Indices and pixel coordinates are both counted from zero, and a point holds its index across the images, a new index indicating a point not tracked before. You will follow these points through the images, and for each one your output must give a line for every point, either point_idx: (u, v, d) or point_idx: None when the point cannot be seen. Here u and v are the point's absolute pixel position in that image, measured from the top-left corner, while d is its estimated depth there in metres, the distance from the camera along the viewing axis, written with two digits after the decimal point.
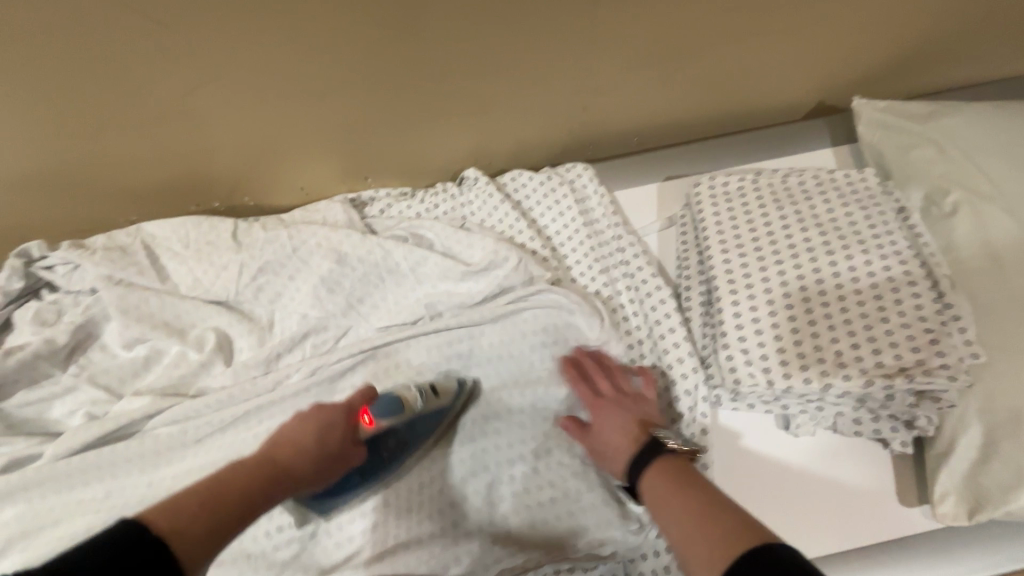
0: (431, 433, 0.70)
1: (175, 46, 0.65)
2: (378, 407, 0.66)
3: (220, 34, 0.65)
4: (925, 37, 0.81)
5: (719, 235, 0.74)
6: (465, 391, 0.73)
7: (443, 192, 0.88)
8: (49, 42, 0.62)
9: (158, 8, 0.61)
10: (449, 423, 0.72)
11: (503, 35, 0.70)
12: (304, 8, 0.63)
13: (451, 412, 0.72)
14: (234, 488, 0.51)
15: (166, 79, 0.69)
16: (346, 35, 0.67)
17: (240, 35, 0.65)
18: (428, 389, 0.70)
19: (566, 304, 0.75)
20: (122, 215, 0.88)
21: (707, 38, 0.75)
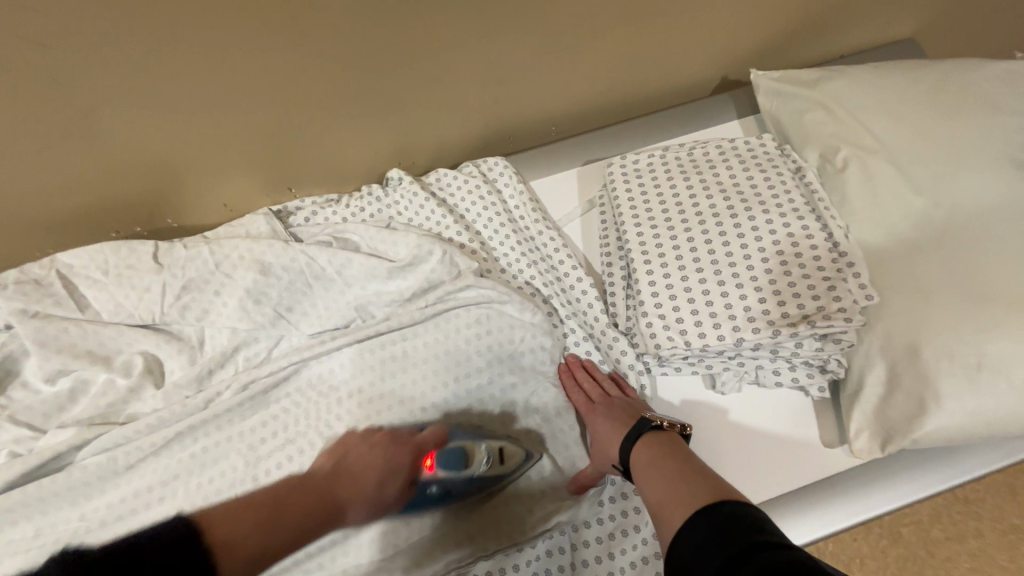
0: (471, 495, 0.68)
1: (62, 67, 0.63)
2: (443, 459, 0.66)
3: (108, 52, 0.63)
4: (808, 8, 0.86)
5: (632, 209, 0.77)
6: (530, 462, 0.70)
7: (368, 194, 0.88)
8: None
9: (38, 32, 0.59)
10: (504, 485, 0.69)
11: (407, 35, 0.71)
12: (196, 21, 0.63)
13: (515, 475, 0.69)
14: (291, 510, 0.66)
15: (59, 104, 0.67)
16: (244, 45, 0.67)
17: (132, 52, 0.64)
18: (495, 451, 0.68)
19: (494, 293, 0.76)
20: (37, 247, 0.86)
21: (606, 24, 0.78)
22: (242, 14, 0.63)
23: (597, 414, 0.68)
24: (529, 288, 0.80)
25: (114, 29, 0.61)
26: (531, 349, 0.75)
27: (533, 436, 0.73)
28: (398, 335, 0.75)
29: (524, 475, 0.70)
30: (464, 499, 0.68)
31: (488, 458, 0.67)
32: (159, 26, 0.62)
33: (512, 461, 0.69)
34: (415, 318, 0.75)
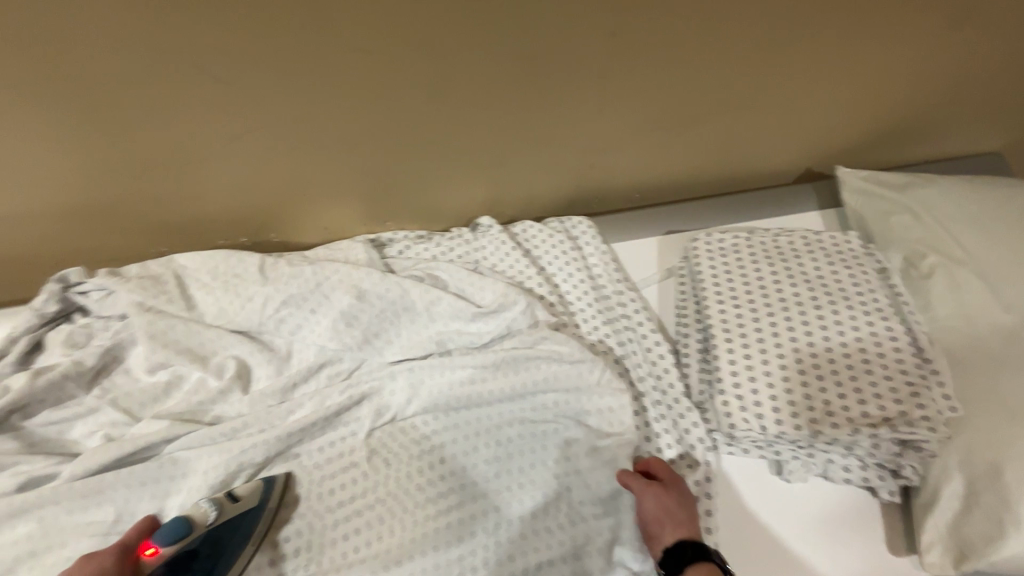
0: (242, 544, 0.67)
1: (232, 96, 0.73)
2: (161, 535, 0.62)
3: (274, 87, 0.72)
4: (897, 117, 0.90)
5: (715, 287, 0.79)
6: (271, 480, 0.71)
7: (458, 237, 0.93)
8: (124, 88, 0.70)
9: (223, 67, 0.69)
10: (266, 515, 0.69)
11: (527, 97, 0.79)
12: (354, 69, 0.72)
13: (266, 501, 0.70)
14: None
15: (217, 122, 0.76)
16: (387, 92, 0.75)
17: (293, 90, 0.73)
18: (223, 499, 0.67)
19: (569, 357, 0.80)
20: (153, 245, 0.94)
21: (703, 105, 0.84)
22: (393, 62, 0.71)
23: (669, 494, 0.69)
24: (602, 346, 0.83)
25: (286, 65, 0.70)
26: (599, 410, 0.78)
27: (592, 495, 0.73)
28: (474, 376, 0.78)
29: (274, 489, 0.71)
30: (234, 552, 0.66)
31: (218, 501, 0.66)
32: (323, 70, 0.71)
33: (245, 490, 0.69)
34: (495, 364, 0.79)
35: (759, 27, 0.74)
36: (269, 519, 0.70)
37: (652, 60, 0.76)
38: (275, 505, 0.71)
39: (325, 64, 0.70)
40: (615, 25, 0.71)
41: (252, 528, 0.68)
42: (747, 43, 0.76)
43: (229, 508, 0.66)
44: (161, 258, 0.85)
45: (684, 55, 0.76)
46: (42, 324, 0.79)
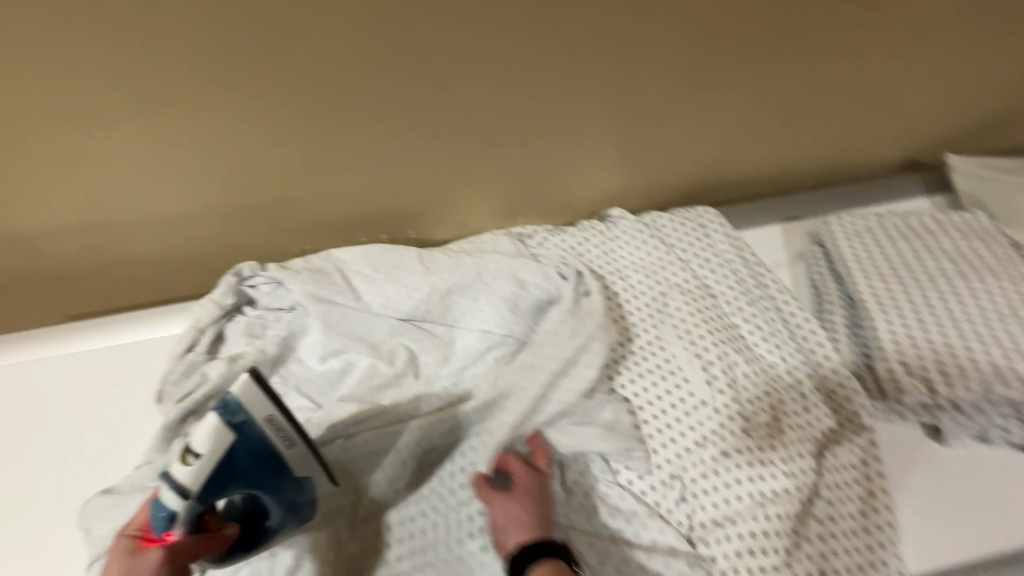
0: (276, 453, 0.59)
1: (421, 96, 0.79)
2: (156, 523, 0.54)
3: (461, 83, 0.78)
4: (996, 109, 0.98)
5: (860, 265, 0.84)
6: (231, 400, 0.55)
7: (592, 228, 0.97)
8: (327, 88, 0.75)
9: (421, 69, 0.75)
10: (267, 428, 0.57)
11: (676, 92, 0.86)
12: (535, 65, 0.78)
13: (259, 427, 0.56)
14: None
15: (399, 115, 0.80)
16: (555, 85, 0.82)
17: (476, 86, 0.79)
18: (174, 489, 0.53)
19: (723, 334, 0.84)
20: (299, 243, 0.98)
21: (829, 99, 0.91)
22: (571, 55, 0.78)
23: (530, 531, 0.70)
24: (750, 325, 0.86)
25: (479, 64, 0.76)
26: (759, 383, 0.80)
27: (769, 464, 0.74)
28: (636, 357, 0.83)
29: (255, 403, 0.56)
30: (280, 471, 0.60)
31: (177, 478, 0.54)
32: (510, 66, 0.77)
33: (191, 470, 0.53)
34: (658, 349, 0.83)
35: (902, 13, 0.81)
36: (274, 423, 0.57)
37: (800, 46, 0.83)
38: (268, 413, 0.57)
39: (515, 55, 0.76)
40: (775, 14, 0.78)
41: (270, 447, 0.58)
42: (888, 28, 0.82)
43: (191, 474, 0.54)
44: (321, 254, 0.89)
45: (827, 43, 0.83)
46: (220, 315, 0.82)
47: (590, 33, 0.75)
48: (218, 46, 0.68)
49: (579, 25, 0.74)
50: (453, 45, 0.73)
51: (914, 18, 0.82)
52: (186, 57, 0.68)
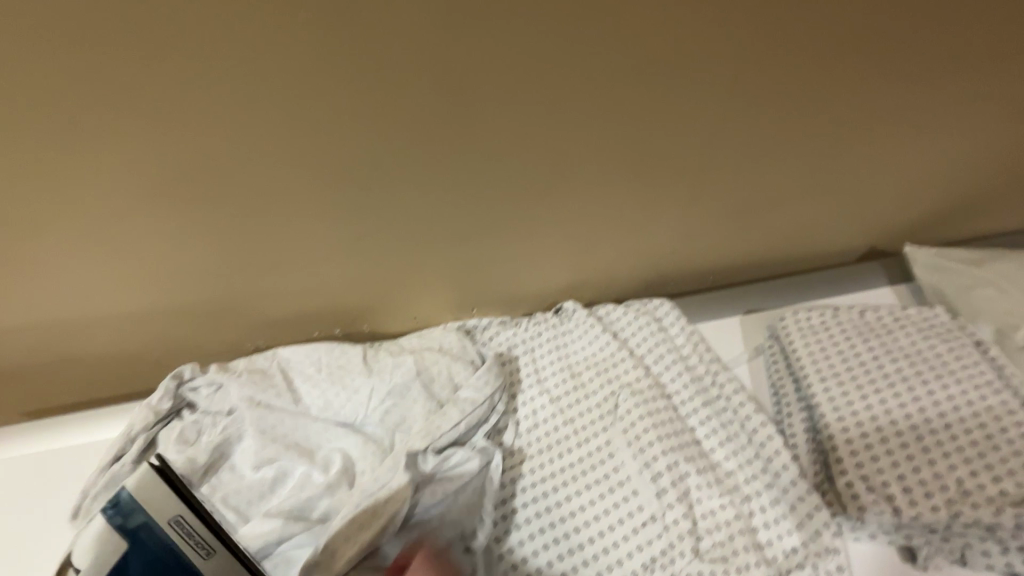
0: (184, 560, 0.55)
1: (363, 201, 0.80)
2: None
3: (402, 187, 0.79)
4: (949, 199, 0.98)
5: (815, 365, 0.81)
6: (123, 499, 0.55)
7: (545, 321, 0.96)
8: (268, 197, 0.77)
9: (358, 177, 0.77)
10: (170, 530, 0.55)
11: (620, 190, 0.87)
12: (474, 172, 0.79)
13: (160, 529, 0.55)
14: None
15: (344, 221, 0.82)
16: (496, 189, 0.83)
17: (416, 190, 0.80)
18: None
19: (673, 441, 0.79)
20: (252, 338, 0.97)
21: (776, 196, 0.92)
22: (508, 160, 0.79)
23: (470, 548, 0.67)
24: (705, 428, 0.82)
25: (416, 170, 0.77)
26: (712, 496, 0.75)
27: None
28: (582, 467, 0.79)
29: (154, 502, 0.55)
30: None
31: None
32: (449, 172, 0.79)
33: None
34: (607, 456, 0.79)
35: (840, 117, 0.82)
36: (180, 527, 0.55)
37: (741, 150, 0.84)
38: (173, 513, 0.55)
39: (455, 166, 0.78)
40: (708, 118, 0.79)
41: (177, 550, 0.55)
42: (828, 131, 0.84)
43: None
44: (266, 353, 0.89)
45: (772, 139, 0.83)
46: (155, 420, 0.81)
47: (528, 144, 0.77)
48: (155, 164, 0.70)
49: (516, 137, 0.76)
50: (392, 159, 0.75)
51: (853, 121, 0.83)
52: (129, 174, 0.70)
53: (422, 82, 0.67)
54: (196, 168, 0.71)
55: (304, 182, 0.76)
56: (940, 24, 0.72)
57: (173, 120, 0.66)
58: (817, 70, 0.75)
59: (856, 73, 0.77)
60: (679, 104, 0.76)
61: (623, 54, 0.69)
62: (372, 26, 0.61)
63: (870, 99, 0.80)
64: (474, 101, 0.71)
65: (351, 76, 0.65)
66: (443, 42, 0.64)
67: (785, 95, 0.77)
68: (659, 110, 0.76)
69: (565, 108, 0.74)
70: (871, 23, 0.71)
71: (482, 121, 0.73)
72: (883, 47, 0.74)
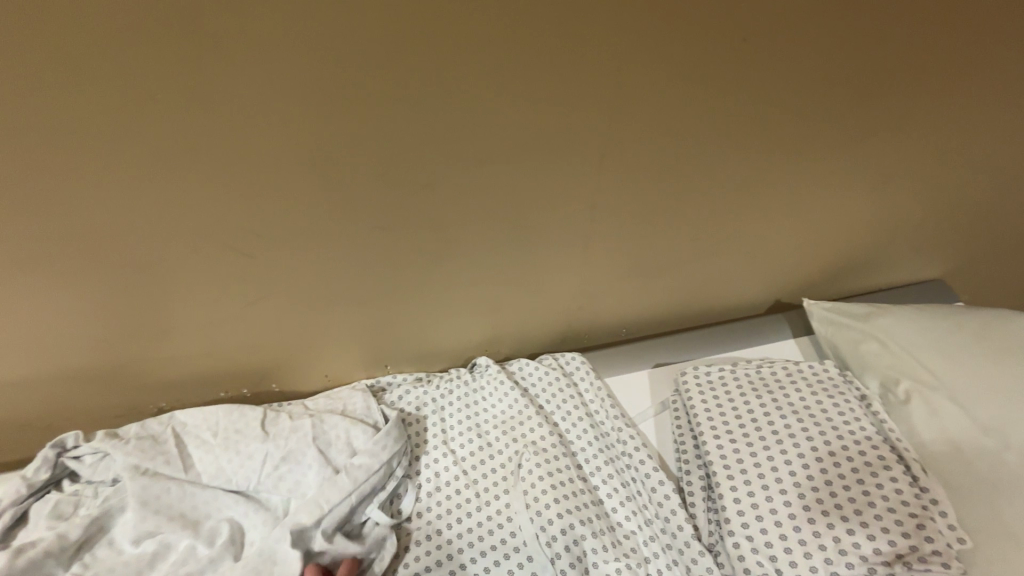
0: None
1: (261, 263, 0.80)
2: None
3: (301, 249, 0.80)
4: (840, 254, 1.04)
5: (710, 422, 0.82)
6: None
7: (457, 377, 0.96)
8: (161, 261, 0.76)
9: (255, 242, 0.77)
10: None
11: (524, 249, 0.89)
12: (375, 234, 0.81)
13: None
14: None
15: (243, 282, 0.82)
16: (399, 252, 0.84)
17: (315, 252, 0.81)
18: None
19: (571, 502, 0.79)
20: (154, 401, 0.94)
21: (676, 253, 0.95)
22: (407, 223, 0.81)
23: None
24: (606, 487, 0.82)
25: (313, 233, 0.79)
26: (607, 561, 0.74)
27: None
28: (480, 531, 0.78)
29: None
30: None
31: None
32: (348, 234, 0.80)
33: None
34: (505, 520, 0.78)
35: (727, 180, 0.87)
36: None
37: (636, 211, 0.88)
38: None
39: (353, 227, 0.79)
40: (599, 181, 0.82)
41: None
42: (717, 193, 0.88)
43: None
44: (161, 417, 0.86)
45: (665, 201, 0.87)
46: (30, 492, 0.77)
47: (424, 206, 0.79)
48: (37, 230, 0.69)
49: (413, 199, 0.78)
50: (287, 221, 0.76)
51: (739, 184, 0.88)
52: (9, 241, 0.69)
53: (309, 150, 0.69)
54: (84, 230, 0.71)
55: (196, 244, 0.76)
56: (804, 96, 0.79)
57: (50, 184, 0.65)
58: (698, 138, 0.80)
59: (733, 142, 0.82)
60: (571, 169, 0.80)
61: (506, 124, 0.72)
62: (253, 98, 0.63)
63: (752, 163, 0.85)
64: (369, 167, 0.73)
65: (237, 144, 0.67)
66: (326, 113, 0.66)
67: (670, 160, 0.82)
68: (551, 175, 0.80)
69: (459, 175, 0.77)
70: (739, 95, 0.77)
71: (376, 185, 0.75)
72: (757, 117, 0.80)
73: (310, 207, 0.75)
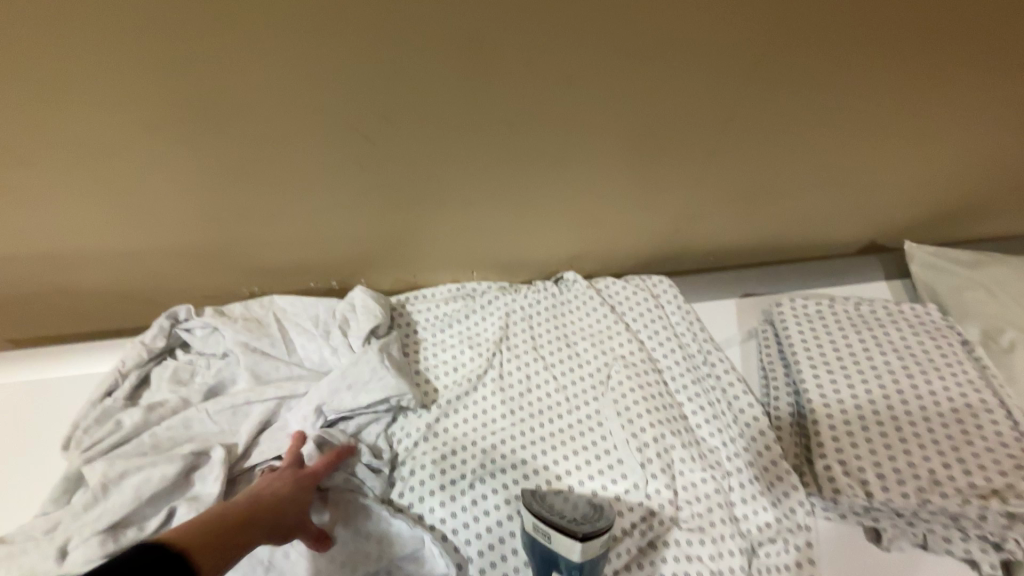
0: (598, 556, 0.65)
1: (371, 156, 0.77)
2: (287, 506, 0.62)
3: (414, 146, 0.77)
4: (957, 200, 0.98)
5: (807, 352, 0.82)
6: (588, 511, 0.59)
7: (544, 288, 0.96)
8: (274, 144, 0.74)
9: (370, 129, 0.73)
10: None
11: (637, 166, 0.84)
12: (492, 135, 0.77)
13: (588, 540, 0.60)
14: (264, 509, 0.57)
15: (351, 174, 0.79)
16: (512, 156, 0.80)
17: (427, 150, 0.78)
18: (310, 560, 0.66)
19: (661, 415, 0.81)
20: (248, 283, 0.96)
21: (788, 183, 0.90)
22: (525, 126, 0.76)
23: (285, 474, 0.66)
24: (692, 404, 0.84)
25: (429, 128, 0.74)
26: (694, 469, 0.78)
27: (693, 554, 0.72)
28: (571, 433, 0.80)
29: None
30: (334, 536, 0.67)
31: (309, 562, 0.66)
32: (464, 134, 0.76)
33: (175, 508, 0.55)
34: (596, 425, 0.81)
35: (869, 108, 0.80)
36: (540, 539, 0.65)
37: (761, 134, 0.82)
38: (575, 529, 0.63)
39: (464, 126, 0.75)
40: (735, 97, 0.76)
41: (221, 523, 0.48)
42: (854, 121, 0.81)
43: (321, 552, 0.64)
44: (263, 300, 0.88)
45: (797, 126, 0.81)
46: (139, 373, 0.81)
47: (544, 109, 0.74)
48: (156, 98, 0.67)
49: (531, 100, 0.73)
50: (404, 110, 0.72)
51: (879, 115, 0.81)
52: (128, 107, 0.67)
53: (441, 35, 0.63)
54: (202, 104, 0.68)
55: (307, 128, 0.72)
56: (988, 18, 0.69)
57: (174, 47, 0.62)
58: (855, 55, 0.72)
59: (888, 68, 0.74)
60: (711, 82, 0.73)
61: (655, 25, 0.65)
62: None
63: (905, 91, 0.78)
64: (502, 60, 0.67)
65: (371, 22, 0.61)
66: None
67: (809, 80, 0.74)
68: (686, 87, 0.73)
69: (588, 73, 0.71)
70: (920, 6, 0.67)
71: (494, 81, 0.69)
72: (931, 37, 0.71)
73: (423, 96, 0.70)
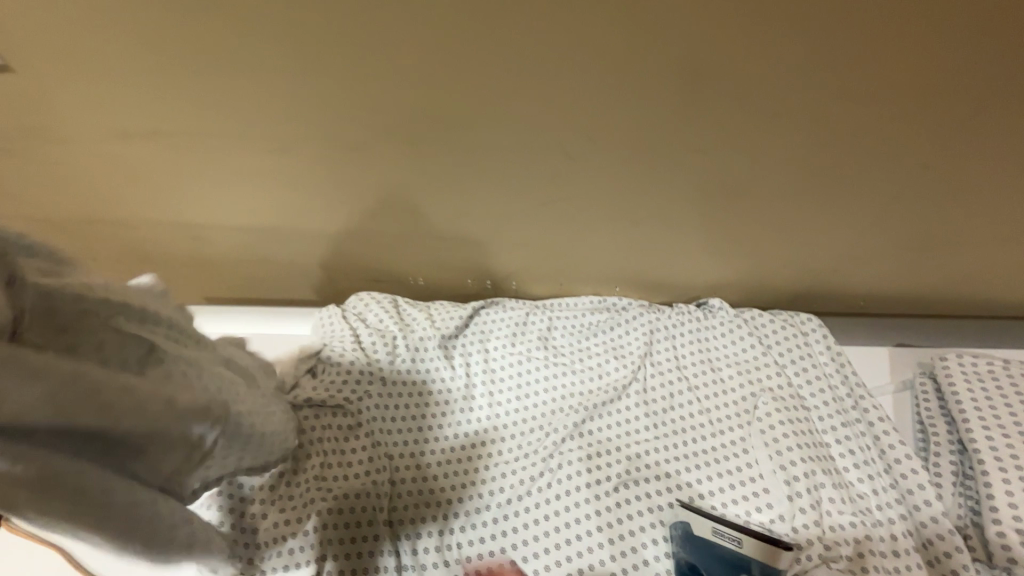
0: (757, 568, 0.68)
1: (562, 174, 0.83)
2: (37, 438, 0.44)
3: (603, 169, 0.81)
4: None
5: (978, 412, 0.80)
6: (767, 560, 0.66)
7: (689, 312, 0.98)
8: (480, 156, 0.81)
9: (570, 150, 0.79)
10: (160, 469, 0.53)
11: (815, 204, 0.84)
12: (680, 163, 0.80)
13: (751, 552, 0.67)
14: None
15: (536, 189, 0.85)
16: (694, 184, 0.83)
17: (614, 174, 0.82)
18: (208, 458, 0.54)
19: (811, 452, 0.81)
20: (411, 274, 1.05)
21: (973, 238, 0.87)
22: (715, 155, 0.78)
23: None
24: (841, 447, 0.83)
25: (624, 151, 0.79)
26: (845, 512, 0.76)
27: None
28: (717, 455, 0.82)
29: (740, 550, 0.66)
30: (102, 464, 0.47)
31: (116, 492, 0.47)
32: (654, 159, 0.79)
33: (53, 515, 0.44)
34: (741, 451, 0.82)
35: None
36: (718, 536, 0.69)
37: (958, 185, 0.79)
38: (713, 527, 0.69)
39: (649, 151, 0.78)
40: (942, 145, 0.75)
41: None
42: None
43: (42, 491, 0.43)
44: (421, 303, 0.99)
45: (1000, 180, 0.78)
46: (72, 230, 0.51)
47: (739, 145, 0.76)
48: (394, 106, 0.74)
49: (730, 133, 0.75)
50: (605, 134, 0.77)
51: None
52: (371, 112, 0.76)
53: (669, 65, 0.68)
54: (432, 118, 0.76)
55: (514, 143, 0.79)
56: None
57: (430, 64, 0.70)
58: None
59: None
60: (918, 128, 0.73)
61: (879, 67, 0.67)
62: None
63: None
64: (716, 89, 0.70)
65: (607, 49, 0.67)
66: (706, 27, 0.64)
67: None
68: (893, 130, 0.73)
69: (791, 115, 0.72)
70: None
71: (699, 111, 0.73)
72: None
73: (630, 122, 0.75)
